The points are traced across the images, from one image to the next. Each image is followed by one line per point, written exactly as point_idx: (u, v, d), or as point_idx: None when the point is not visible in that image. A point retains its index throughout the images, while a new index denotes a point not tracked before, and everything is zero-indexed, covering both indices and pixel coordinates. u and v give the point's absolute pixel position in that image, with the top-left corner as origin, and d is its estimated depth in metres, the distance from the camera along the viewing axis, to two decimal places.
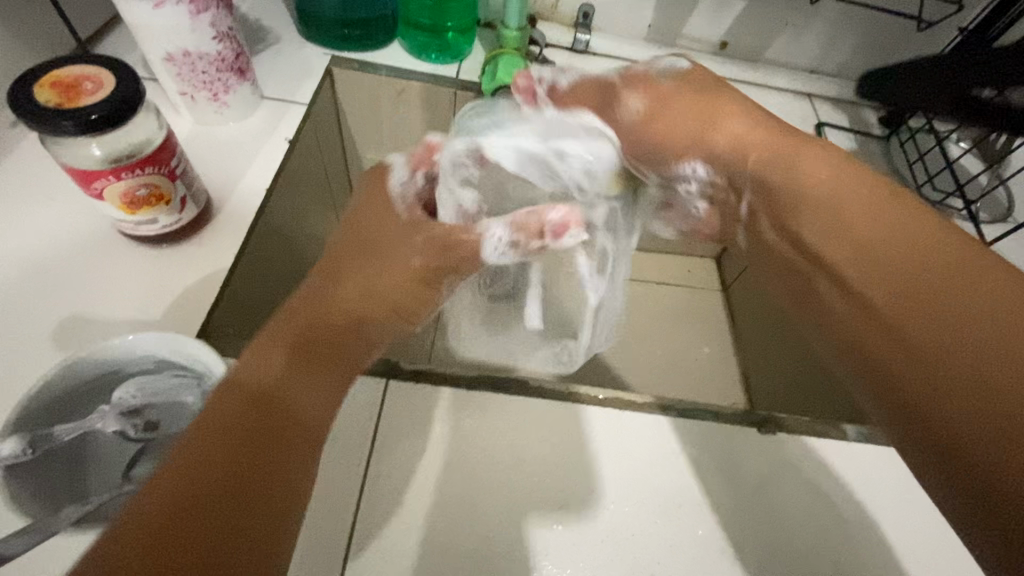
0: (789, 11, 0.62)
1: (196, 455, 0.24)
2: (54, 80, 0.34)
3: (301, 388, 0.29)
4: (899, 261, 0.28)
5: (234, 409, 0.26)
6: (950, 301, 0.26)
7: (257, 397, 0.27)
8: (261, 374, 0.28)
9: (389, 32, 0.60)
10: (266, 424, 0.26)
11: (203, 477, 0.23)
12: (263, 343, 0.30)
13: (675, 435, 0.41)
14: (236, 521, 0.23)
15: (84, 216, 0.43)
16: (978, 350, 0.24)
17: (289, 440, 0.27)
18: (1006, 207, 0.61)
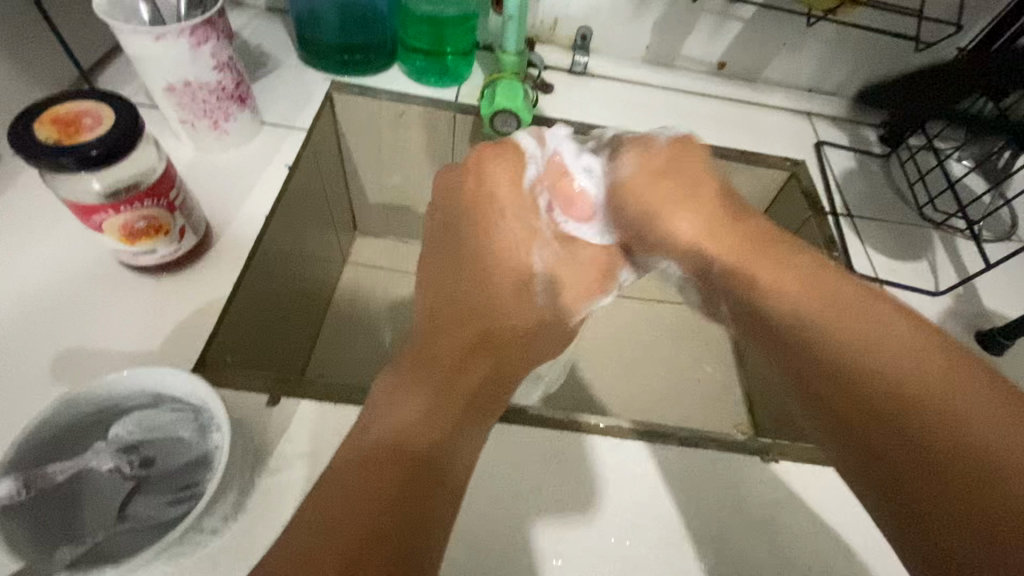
0: (786, 32, 0.63)
1: (347, 491, 0.26)
2: (54, 116, 0.34)
3: (457, 442, 0.30)
4: (903, 360, 0.30)
5: (391, 470, 0.27)
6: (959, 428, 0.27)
7: (395, 443, 0.29)
8: (395, 426, 0.29)
9: (388, 57, 0.60)
10: (419, 476, 0.28)
11: (371, 530, 0.25)
12: (407, 380, 0.32)
13: (678, 464, 0.41)
14: (386, 545, 0.25)
15: (86, 246, 0.43)
16: (976, 425, 0.27)
17: (437, 494, 0.28)
18: (1010, 226, 0.60)
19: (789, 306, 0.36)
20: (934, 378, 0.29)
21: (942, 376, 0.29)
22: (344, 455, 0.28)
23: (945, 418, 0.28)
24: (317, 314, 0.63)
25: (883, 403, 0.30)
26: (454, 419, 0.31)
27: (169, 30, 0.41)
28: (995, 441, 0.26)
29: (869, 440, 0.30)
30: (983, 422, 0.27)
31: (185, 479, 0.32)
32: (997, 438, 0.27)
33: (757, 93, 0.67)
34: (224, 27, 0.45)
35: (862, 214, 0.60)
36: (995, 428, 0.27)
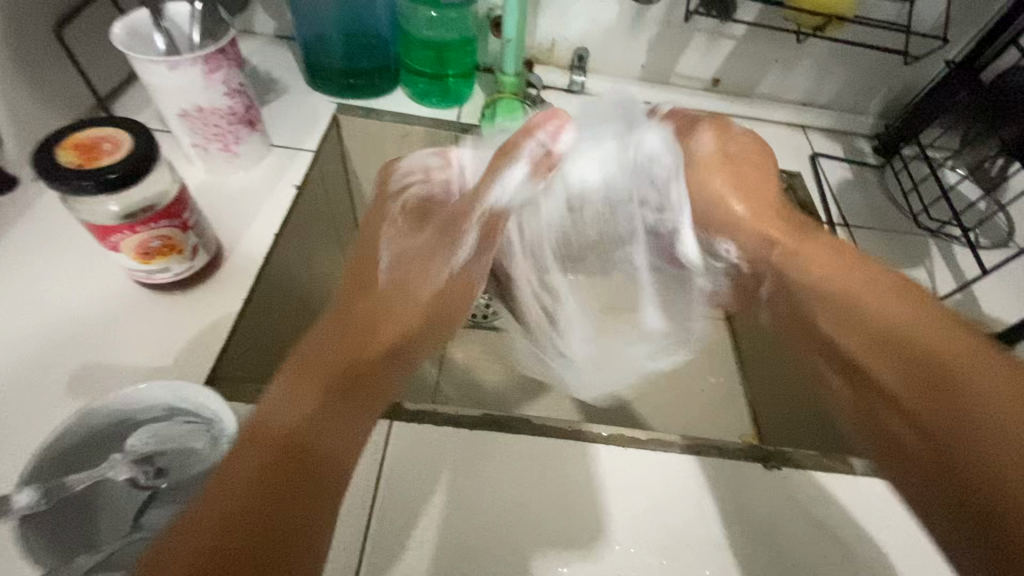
0: (777, 49, 0.64)
1: (241, 482, 0.24)
2: (75, 142, 0.36)
3: (333, 424, 0.28)
4: (914, 366, 0.32)
5: (264, 447, 0.26)
6: (984, 417, 0.28)
7: (289, 431, 0.27)
8: (289, 404, 0.28)
9: (392, 80, 0.62)
10: (297, 456, 0.26)
11: (235, 535, 0.23)
12: (290, 378, 0.29)
13: (680, 472, 0.41)
14: (274, 532, 0.23)
15: (101, 267, 0.45)
16: (949, 413, 0.29)
17: (314, 480, 0.26)
18: (1007, 232, 0.61)
19: (819, 308, 0.38)
20: (908, 380, 0.32)
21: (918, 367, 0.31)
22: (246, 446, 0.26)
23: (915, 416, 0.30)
24: (324, 330, 0.64)
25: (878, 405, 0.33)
26: (336, 397, 0.29)
27: (184, 58, 0.43)
28: (976, 417, 0.28)
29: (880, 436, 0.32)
30: (936, 410, 0.29)
31: (198, 489, 0.33)
32: (1010, 444, 0.26)
33: (751, 108, 0.69)
34: (236, 56, 0.47)
35: (857, 224, 0.61)
36: (963, 414, 0.28)
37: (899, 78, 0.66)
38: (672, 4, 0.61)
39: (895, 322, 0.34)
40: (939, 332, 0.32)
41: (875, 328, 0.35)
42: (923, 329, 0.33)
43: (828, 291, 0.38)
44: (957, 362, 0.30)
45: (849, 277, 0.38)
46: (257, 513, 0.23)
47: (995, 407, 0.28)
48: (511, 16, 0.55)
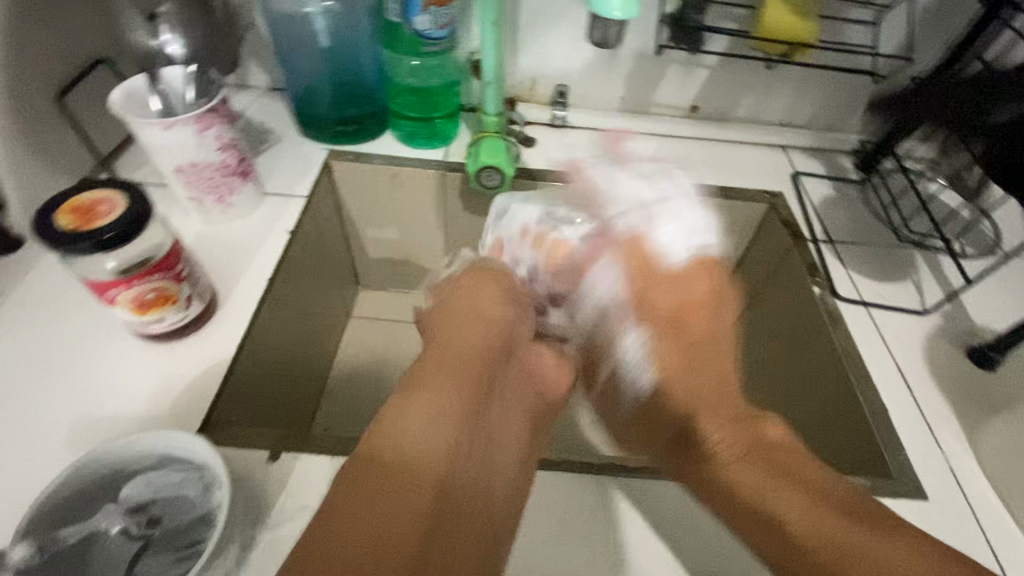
0: (751, 74, 0.66)
1: (401, 506, 0.28)
2: (74, 206, 0.38)
3: (469, 459, 0.32)
4: (786, 476, 0.37)
5: (419, 496, 0.28)
6: (865, 537, 0.33)
7: (437, 487, 0.29)
8: (383, 445, 0.30)
9: (380, 124, 0.65)
10: (442, 510, 0.29)
11: (397, 552, 0.26)
12: (421, 395, 0.33)
13: (670, 499, 0.41)
14: (426, 555, 0.27)
15: (101, 320, 0.46)
16: (785, 497, 0.36)
17: (462, 510, 0.30)
18: (993, 239, 0.61)
19: (694, 410, 0.42)
20: (757, 480, 0.38)
21: (774, 485, 0.37)
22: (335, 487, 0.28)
23: (763, 493, 0.37)
24: (321, 371, 0.65)
25: (741, 482, 0.38)
26: (436, 429, 0.31)
27: (177, 118, 0.46)
28: (785, 516, 0.36)
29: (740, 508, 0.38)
30: (780, 495, 0.36)
31: (189, 537, 0.34)
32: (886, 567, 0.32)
33: (731, 131, 0.71)
34: (228, 113, 0.49)
35: (842, 239, 0.62)
36: (800, 513, 0.35)
37: (873, 95, 0.67)
38: (644, 39, 0.63)
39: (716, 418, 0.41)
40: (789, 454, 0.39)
41: (752, 448, 0.39)
42: (793, 465, 0.38)
43: (672, 384, 0.43)
44: (815, 487, 0.36)
45: (703, 389, 0.43)
46: (414, 528, 0.27)
47: (883, 542, 0.33)
48: (489, 59, 0.58)
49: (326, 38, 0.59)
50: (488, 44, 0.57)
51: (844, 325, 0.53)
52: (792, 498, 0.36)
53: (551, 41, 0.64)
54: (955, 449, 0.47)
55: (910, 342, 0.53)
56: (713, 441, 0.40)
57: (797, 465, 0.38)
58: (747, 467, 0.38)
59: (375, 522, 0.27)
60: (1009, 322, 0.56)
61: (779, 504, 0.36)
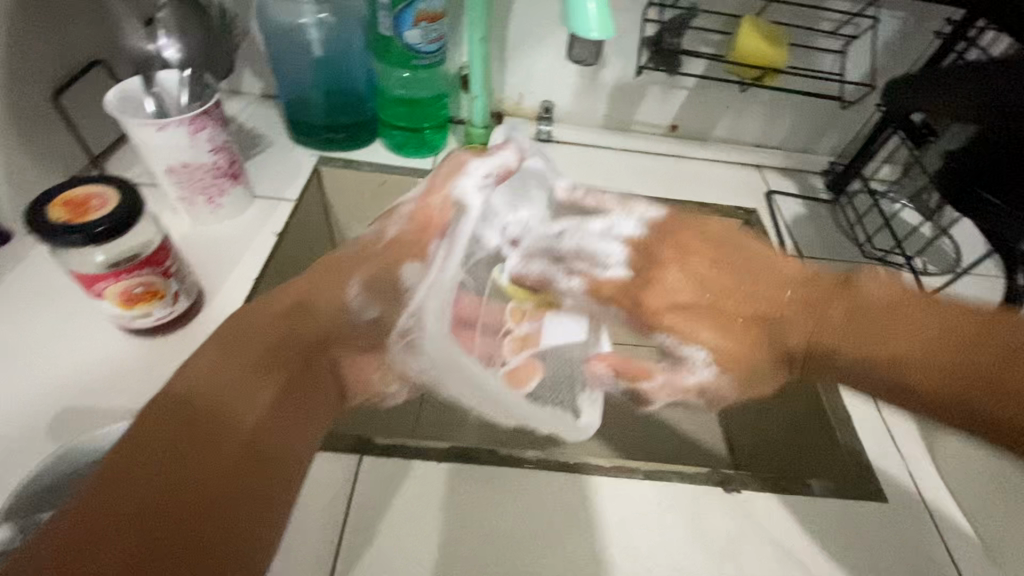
0: (726, 97, 0.70)
1: (157, 476, 0.30)
2: (65, 199, 0.39)
3: (281, 416, 0.36)
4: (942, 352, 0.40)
5: (164, 431, 0.31)
6: (938, 378, 0.40)
7: (190, 417, 0.32)
8: (196, 393, 0.34)
9: (370, 133, 0.67)
10: (250, 462, 0.33)
11: (167, 517, 0.29)
12: (218, 354, 0.36)
13: (639, 497, 0.43)
14: (209, 508, 0.30)
15: (86, 317, 0.47)
16: (965, 337, 0.40)
17: (275, 470, 0.34)
18: (954, 257, 0.65)
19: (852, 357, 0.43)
20: (923, 340, 0.41)
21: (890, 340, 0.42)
22: (121, 452, 0.30)
23: (906, 351, 0.41)
24: None
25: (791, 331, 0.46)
26: (274, 412, 0.36)
27: (171, 120, 0.47)
28: (908, 349, 0.41)
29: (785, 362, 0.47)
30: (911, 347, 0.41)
31: None
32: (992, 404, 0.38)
33: (707, 150, 0.74)
34: (220, 116, 0.51)
35: (811, 254, 0.64)
36: (930, 351, 0.41)
37: (842, 120, 0.71)
38: (625, 60, 0.66)
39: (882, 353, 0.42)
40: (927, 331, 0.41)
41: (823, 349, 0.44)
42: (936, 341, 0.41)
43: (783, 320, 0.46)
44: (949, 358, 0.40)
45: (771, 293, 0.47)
46: (206, 492, 0.30)
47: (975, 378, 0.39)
48: (476, 73, 0.60)
49: (320, 49, 0.62)
50: (476, 58, 0.59)
51: None
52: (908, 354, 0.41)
53: (536, 60, 0.67)
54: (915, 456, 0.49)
55: None
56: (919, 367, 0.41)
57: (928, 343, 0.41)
58: (839, 324, 0.44)
59: (126, 487, 0.29)
60: None
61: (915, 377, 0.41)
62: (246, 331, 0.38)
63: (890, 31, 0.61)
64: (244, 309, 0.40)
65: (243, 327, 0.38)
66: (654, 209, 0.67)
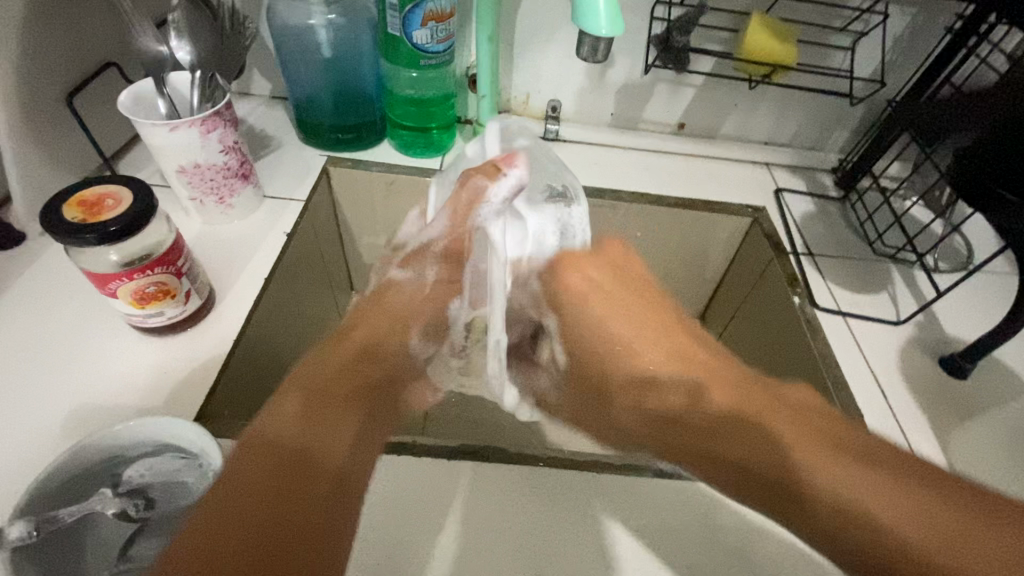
0: (735, 94, 0.69)
1: (240, 517, 0.29)
2: (81, 199, 0.39)
3: (358, 447, 0.36)
4: (805, 441, 0.35)
5: (259, 467, 0.31)
6: (869, 484, 0.33)
7: (276, 454, 0.32)
8: (279, 429, 0.33)
9: (378, 133, 0.67)
10: (334, 494, 0.32)
11: (255, 554, 0.28)
12: (291, 392, 0.36)
13: (648, 495, 0.43)
14: (304, 546, 0.29)
15: (101, 316, 0.47)
16: (915, 498, 0.32)
17: (347, 503, 0.33)
18: (966, 254, 0.64)
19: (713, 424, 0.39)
20: (845, 470, 0.33)
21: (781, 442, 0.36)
22: (215, 492, 0.30)
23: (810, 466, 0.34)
24: None
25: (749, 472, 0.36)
26: (354, 442, 0.36)
27: (183, 121, 0.48)
28: (874, 488, 0.32)
29: (760, 489, 0.36)
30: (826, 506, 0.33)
31: (180, 523, 0.35)
32: (854, 496, 0.32)
33: (715, 148, 0.73)
34: (231, 117, 0.51)
35: (821, 251, 0.64)
36: (855, 475, 0.33)
37: (852, 117, 0.70)
38: (632, 59, 0.66)
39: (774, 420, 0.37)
40: (840, 463, 0.34)
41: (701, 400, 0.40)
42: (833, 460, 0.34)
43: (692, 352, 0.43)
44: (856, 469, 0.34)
45: (735, 395, 0.39)
46: (287, 533, 0.29)
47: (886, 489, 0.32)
48: (484, 72, 0.60)
49: (328, 50, 0.62)
50: (483, 58, 0.59)
51: (822, 334, 0.55)
52: (799, 447, 0.35)
53: (543, 58, 0.67)
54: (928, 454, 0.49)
55: (886, 350, 0.55)
56: (806, 465, 0.34)
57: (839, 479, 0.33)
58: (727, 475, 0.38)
59: (218, 522, 0.29)
60: (980, 332, 0.58)
61: (802, 465, 0.34)
62: (322, 380, 0.38)
63: (900, 27, 0.61)
64: (310, 360, 0.40)
65: (315, 376, 0.38)
66: (661, 208, 0.67)
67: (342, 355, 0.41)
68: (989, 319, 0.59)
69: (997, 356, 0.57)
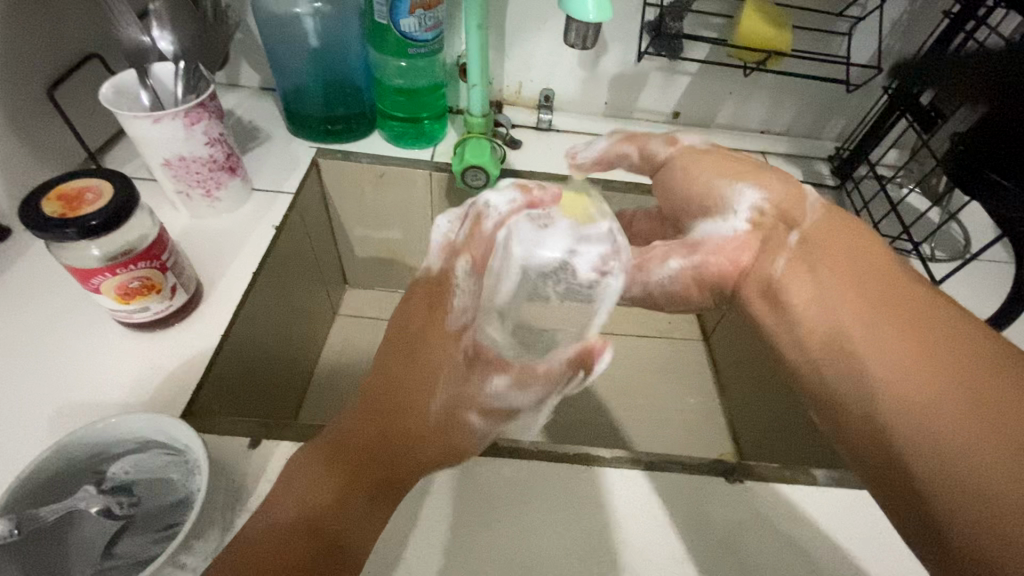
0: (730, 82, 0.68)
1: None
2: (59, 193, 0.39)
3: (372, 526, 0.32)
4: (875, 327, 0.31)
5: (284, 555, 0.28)
6: (927, 385, 0.28)
7: (301, 544, 0.29)
8: (312, 515, 0.30)
9: (368, 125, 0.66)
10: None
11: None
12: (336, 461, 0.32)
13: (641, 489, 0.42)
14: None
15: (86, 311, 0.47)
16: (964, 396, 0.26)
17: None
18: (963, 244, 0.63)
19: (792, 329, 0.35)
20: (913, 361, 0.29)
21: (860, 340, 0.31)
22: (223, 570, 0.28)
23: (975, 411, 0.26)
24: (305, 368, 0.65)
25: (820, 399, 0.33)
26: (373, 527, 0.32)
27: (165, 113, 0.47)
28: (901, 375, 0.29)
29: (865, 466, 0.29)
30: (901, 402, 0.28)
31: (166, 519, 0.35)
32: (923, 419, 0.27)
33: (711, 137, 0.72)
34: (215, 108, 0.50)
35: None
36: (1008, 401, 0.26)
37: (848, 105, 0.69)
38: (626, 47, 0.65)
39: (874, 308, 0.32)
40: (887, 347, 0.30)
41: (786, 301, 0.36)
42: (900, 362, 0.29)
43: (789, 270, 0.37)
44: (902, 351, 0.29)
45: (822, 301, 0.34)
46: None
47: (958, 393, 0.27)
48: (474, 61, 0.59)
49: (315, 39, 0.61)
50: (473, 47, 0.58)
51: None
52: (872, 351, 0.30)
53: (535, 47, 0.66)
54: None
55: None
56: (885, 384, 0.29)
57: (897, 368, 0.29)
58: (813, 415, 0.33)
59: None
60: (976, 321, 0.57)
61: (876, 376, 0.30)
62: (356, 439, 0.33)
63: (898, 11, 0.60)
64: (386, 393, 0.35)
65: (355, 440, 0.33)
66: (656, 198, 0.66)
67: (412, 394, 0.35)
68: (986, 308, 0.58)
69: None
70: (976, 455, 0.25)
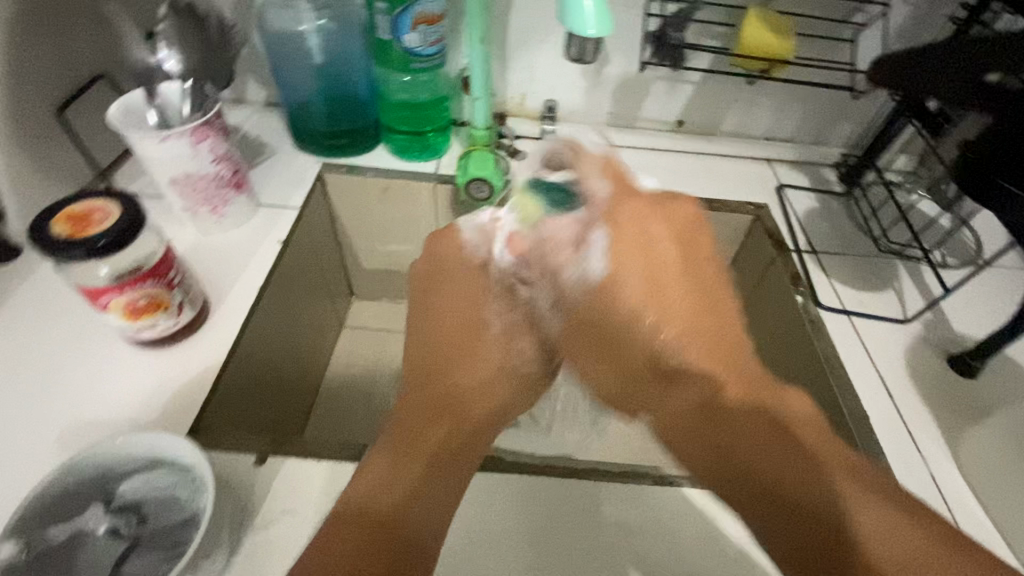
0: (734, 90, 0.68)
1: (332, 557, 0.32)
2: (69, 214, 0.39)
3: (431, 484, 0.36)
4: (807, 456, 0.34)
5: (356, 521, 0.34)
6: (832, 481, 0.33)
7: (363, 516, 0.34)
8: (372, 488, 0.35)
9: (372, 138, 0.66)
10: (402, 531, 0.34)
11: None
12: (388, 442, 0.38)
13: (649, 505, 0.42)
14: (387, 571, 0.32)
15: (96, 328, 0.47)
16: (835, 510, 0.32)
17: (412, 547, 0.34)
18: (975, 249, 0.62)
19: (648, 343, 0.41)
20: (820, 450, 0.35)
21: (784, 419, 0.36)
22: (341, 535, 0.33)
23: (818, 494, 0.33)
24: (311, 383, 0.65)
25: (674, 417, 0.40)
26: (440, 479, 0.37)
27: (172, 132, 0.47)
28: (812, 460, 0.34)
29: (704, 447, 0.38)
30: (778, 462, 0.35)
31: (173, 539, 0.34)
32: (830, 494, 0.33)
33: (715, 145, 0.72)
34: (222, 126, 0.51)
35: (824, 249, 0.63)
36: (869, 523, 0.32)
37: (854, 111, 0.69)
38: (628, 56, 0.65)
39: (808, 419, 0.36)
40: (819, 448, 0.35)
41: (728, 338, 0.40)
42: (820, 449, 0.35)
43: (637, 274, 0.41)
44: (824, 449, 0.35)
45: (685, 329, 0.39)
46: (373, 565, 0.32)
47: (856, 495, 0.32)
48: (477, 75, 0.59)
49: (320, 56, 0.62)
50: (476, 60, 0.58)
51: (827, 334, 0.53)
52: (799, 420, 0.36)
53: (538, 58, 0.66)
54: (938, 458, 0.47)
55: (893, 348, 0.54)
56: (779, 445, 0.35)
57: (811, 454, 0.34)
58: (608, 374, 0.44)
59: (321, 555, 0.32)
60: (990, 329, 0.56)
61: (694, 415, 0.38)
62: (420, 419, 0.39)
63: (902, 16, 0.59)
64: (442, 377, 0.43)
65: (415, 416, 0.39)
66: None
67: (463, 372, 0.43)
68: (1000, 316, 0.57)
69: (1008, 354, 0.55)
70: (775, 522, 0.34)
